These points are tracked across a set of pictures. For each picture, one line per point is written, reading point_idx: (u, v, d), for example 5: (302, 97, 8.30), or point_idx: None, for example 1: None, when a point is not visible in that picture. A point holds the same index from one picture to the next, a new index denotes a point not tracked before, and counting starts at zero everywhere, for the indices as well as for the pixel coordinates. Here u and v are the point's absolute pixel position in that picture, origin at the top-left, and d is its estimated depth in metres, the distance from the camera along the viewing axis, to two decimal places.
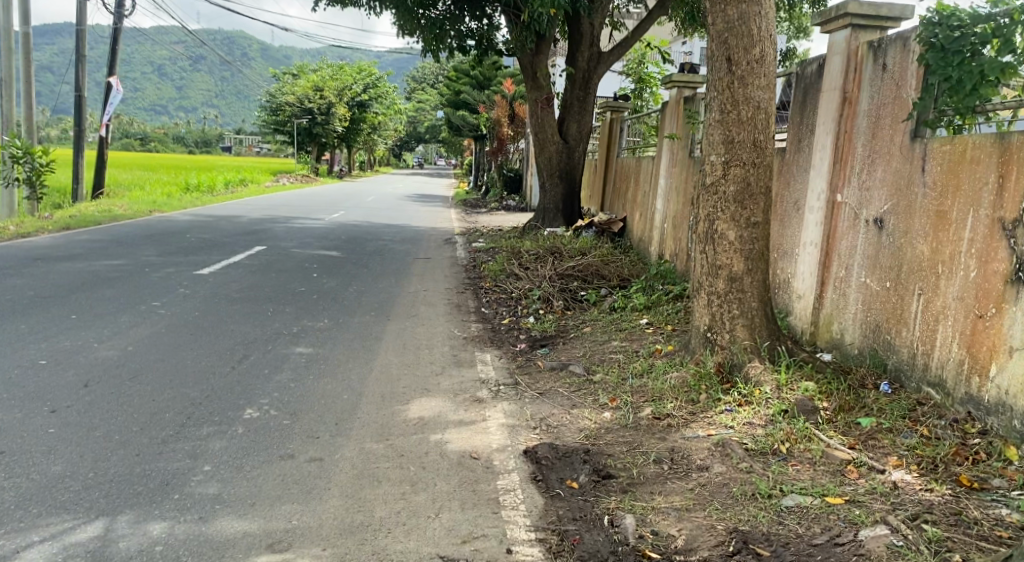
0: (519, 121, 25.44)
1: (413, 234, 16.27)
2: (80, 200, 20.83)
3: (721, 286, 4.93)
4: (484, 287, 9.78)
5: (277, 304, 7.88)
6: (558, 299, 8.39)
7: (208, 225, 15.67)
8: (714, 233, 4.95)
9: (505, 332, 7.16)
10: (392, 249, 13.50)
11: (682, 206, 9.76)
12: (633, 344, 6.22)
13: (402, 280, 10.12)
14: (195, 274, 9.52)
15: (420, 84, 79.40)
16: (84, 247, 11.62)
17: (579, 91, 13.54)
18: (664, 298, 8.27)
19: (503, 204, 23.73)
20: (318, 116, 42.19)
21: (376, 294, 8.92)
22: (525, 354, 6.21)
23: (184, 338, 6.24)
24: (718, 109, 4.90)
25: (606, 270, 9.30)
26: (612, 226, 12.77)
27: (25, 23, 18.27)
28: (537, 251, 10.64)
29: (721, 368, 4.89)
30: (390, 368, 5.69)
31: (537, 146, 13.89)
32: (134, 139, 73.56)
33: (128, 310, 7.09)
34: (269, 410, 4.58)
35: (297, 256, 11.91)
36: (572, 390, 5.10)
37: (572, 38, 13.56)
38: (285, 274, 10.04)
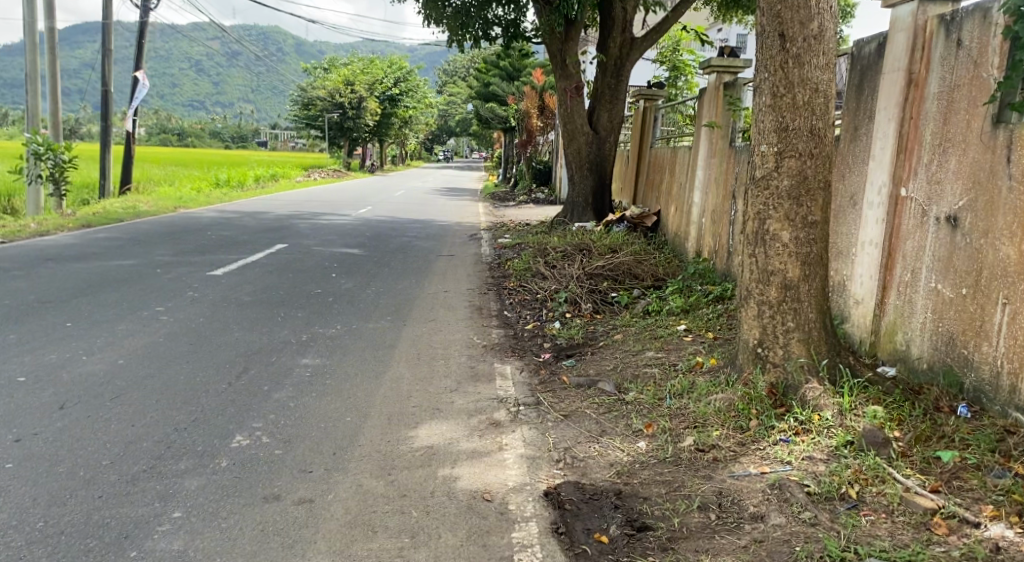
0: (549, 112, 24.96)
1: (438, 230, 15.75)
2: (106, 197, 20.61)
3: (774, 295, 4.34)
4: (508, 287, 9.22)
5: (288, 309, 7.39)
6: (587, 301, 7.80)
7: (229, 222, 15.27)
8: (766, 234, 4.34)
9: (528, 339, 6.60)
10: (415, 246, 12.99)
11: (722, 200, 9.11)
12: (669, 356, 5.62)
13: (424, 280, 9.59)
14: (207, 275, 9.07)
15: (452, 76, 78.99)
16: (100, 247, 11.26)
17: (610, 79, 12.91)
18: (702, 301, 7.66)
19: (532, 198, 23.16)
20: (349, 110, 41.95)
21: (393, 295, 8.40)
22: (549, 367, 5.63)
23: (182, 349, 5.77)
24: (770, 93, 4.28)
25: (639, 269, 8.69)
26: (645, 221, 12.15)
27: (49, 16, 18.00)
28: (564, 248, 10.05)
29: (773, 389, 4.30)
30: (400, 382, 5.17)
31: (566, 137, 13.29)
32: (170, 135, 74.07)
33: (127, 317, 6.63)
34: (261, 437, 4.09)
35: (317, 255, 11.44)
36: (601, 413, 4.52)
37: (603, 23, 12.90)
38: (302, 274, 9.56)
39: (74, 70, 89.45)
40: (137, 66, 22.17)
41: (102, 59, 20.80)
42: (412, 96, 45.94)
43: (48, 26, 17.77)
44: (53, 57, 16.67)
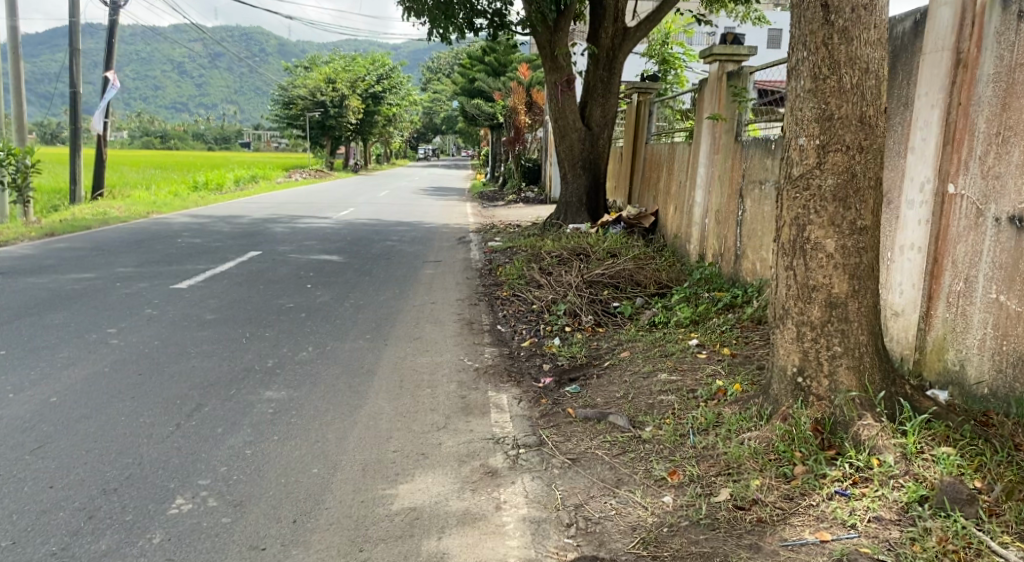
0: (537, 108, 24.29)
1: (423, 232, 15.02)
2: (77, 202, 19.75)
3: (817, 315, 3.65)
4: (500, 296, 8.55)
5: (256, 328, 6.68)
6: (587, 314, 7.16)
7: (202, 228, 14.47)
8: (806, 243, 3.66)
9: (524, 359, 5.92)
10: (399, 251, 12.28)
11: (729, 198, 8.53)
12: (686, 379, 4.95)
13: (408, 290, 8.89)
14: (171, 289, 8.33)
15: (436, 74, 78.19)
16: (59, 258, 10.49)
17: (602, 72, 12.25)
18: (713, 312, 7.06)
19: (520, 196, 22.50)
20: (331, 109, 41.08)
21: (373, 309, 7.71)
22: (548, 395, 4.94)
23: (128, 380, 5.06)
24: (808, 75, 3.61)
25: (641, 276, 8.09)
26: (643, 222, 11.50)
27: (12, 14, 17.11)
28: (559, 253, 9.40)
29: (818, 427, 3.60)
30: (379, 419, 4.49)
31: (557, 134, 12.61)
32: (150, 137, 72.88)
33: (72, 342, 5.90)
34: (207, 499, 3.41)
35: (293, 263, 10.70)
36: (614, 455, 3.82)
37: (594, 13, 12.23)
38: (275, 285, 8.83)
39: (51, 72, 87.96)
40: (108, 66, 21.26)
41: (70, 58, 19.86)
42: (395, 94, 45.17)
43: (9, 23, 16.87)
44: (15, 56, 15.77)
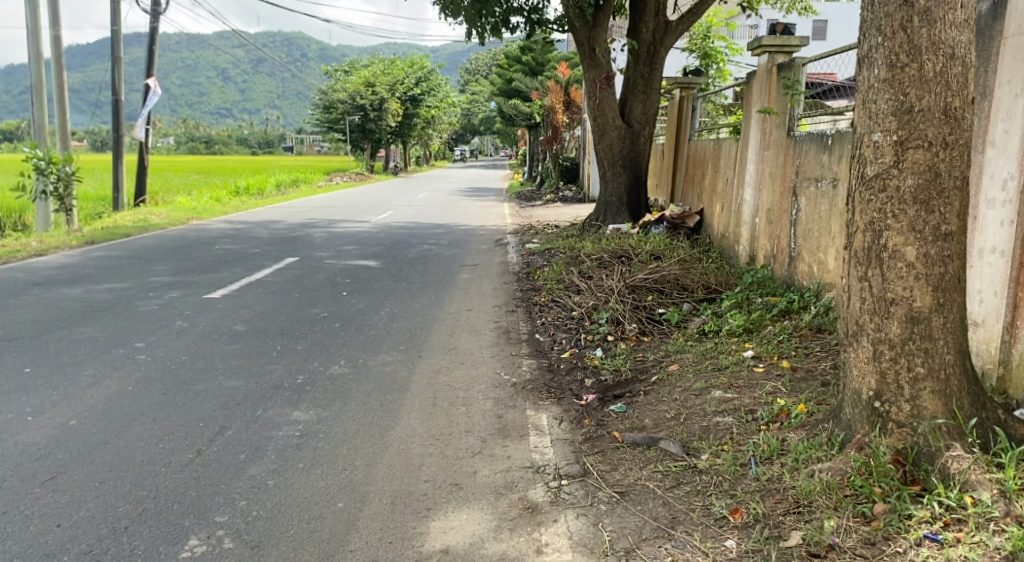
0: (576, 107, 23.91)
1: (461, 235, 14.74)
2: (120, 209, 19.86)
3: (896, 332, 3.25)
4: (539, 302, 8.21)
5: (287, 340, 6.44)
6: (631, 322, 6.79)
7: (240, 234, 14.36)
8: (883, 251, 3.25)
9: (566, 372, 5.58)
10: (436, 255, 12.01)
11: (782, 197, 8.11)
12: (744, 397, 4.60)
13: (444, 296, 8.60)
14: (203, 298, 8.14)
15: (474, 75, 78.01)
16: (96, 267, 10.41)
17: (643, 67, 11.84)
18: (766, 320, 6.66)
19: (559, 196, 22.13)
20: (370, 112, 41.11)
21: (408, 317, 7.43)
22: (592, 414, 4.61)
23: (151, 399, 4.83)
24: (883, 63, 3.21)
25: (688, 280, 7.71)
26: (688, 221, 11.06)
27: (54, 24, 17.23)
28: (599, 255, 9.03)
29: (900, 458, 3.21)
30: (410, 441, 4.18)
31: (597, 132, 12.23)
32: (195, 143, 73.96)
33: (99, 358, 5.70)
34: (223, 540, 3.17)
35: (328, 269, 10.48)
36: (668, 489, 3.51)
37: (634, 6, 11.84)
38: (309, 293, 8.61)
39: (98, 81, 89.72)
40: (149, 74, 21.36)
41: (112, 67, 19.96)
42: (433, 95, 45.10)
43: (52, 32, 16.97)
44: (57, 65, 15.84)
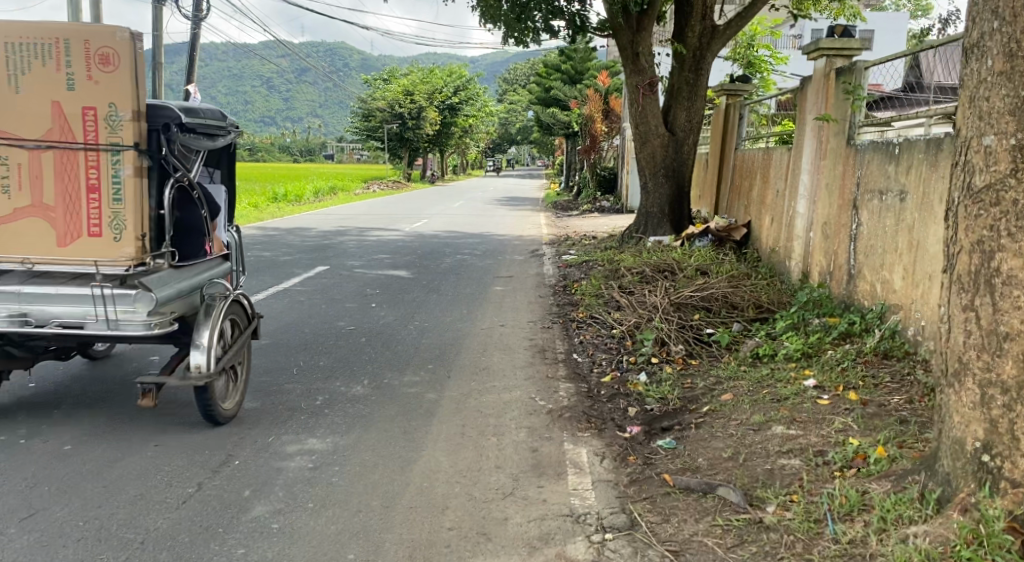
0: (615, 116, 23.43)
1: (496, 245, 14.30)
2: None
3: (1011, 372, 2.73)
4: (577, 318, 7.74)
5: (308, 358, 6.01)
6: (677, 343, 6.28)
7: (271, 241, 14.07)
8: (994, 275, 2.75)
9: (607, 399, 5.09)
10: (470, 266, 11.59)
11: (841, 210, 7.55)
12: (810, 435, 4.09)
13: (477, 310, 8.13)
14: None
15: (512, 84, 77.78)
16: None
17: (688, 73, 11.34)
18: (826, 344, 6.12)
19: (597, 206, 21.63)
20: (408, 120, 40.99)
21: (438, 333, 6.97)
22: (638, 449, 4.13)
23: (156, 421, 4.40)
24: (1001, 52, 2.72)
25: (737, 298, 7.19)
26: (734, 234, 10.51)
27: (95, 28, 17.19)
28: (641, 268, 8.53)
29: (1016, 525, 2.71)
30: (434, 479, 3.72)
31: (639, 140, 11.73)
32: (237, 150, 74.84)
33: (108, 372, 5.30)
34: None
35: (357, 279, 10.08)
36: (731, 549, 3.05)
37: (680, 10, 11.37)
38: (336, 305, 8.21)
39: None
40: (189, 79, 21.28)
41: (152, 72, 19.86)
42: (471, 104, 44.93)
43: None
44: None
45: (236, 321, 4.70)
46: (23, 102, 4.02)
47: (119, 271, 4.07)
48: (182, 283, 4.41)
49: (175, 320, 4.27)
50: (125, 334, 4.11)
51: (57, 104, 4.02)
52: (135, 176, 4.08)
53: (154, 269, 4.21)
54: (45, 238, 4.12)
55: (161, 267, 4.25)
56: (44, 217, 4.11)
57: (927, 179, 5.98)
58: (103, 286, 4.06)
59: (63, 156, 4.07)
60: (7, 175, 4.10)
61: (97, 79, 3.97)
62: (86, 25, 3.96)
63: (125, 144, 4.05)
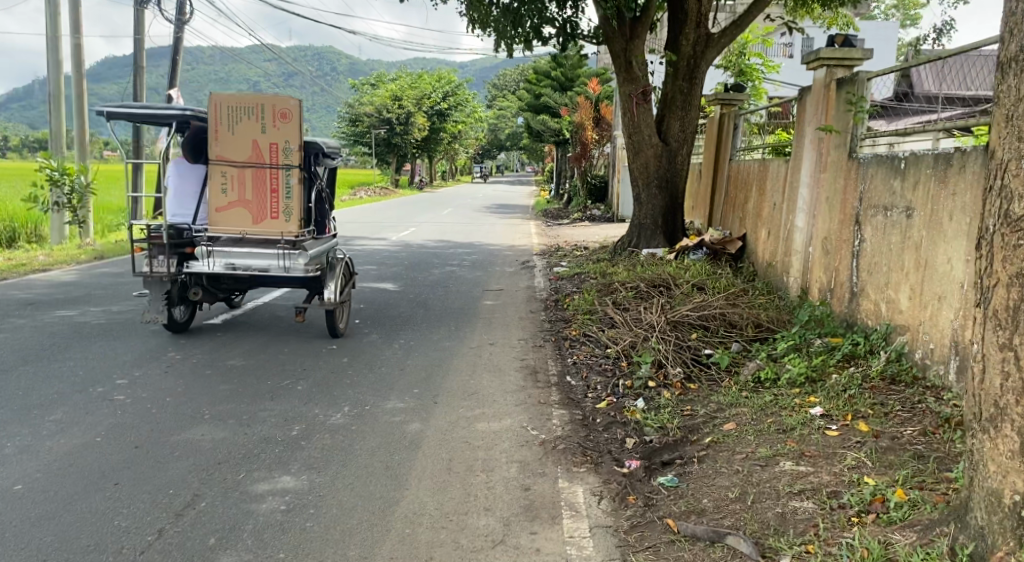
0: (605, 124, 23.22)
1: (485, 256, 14.02)
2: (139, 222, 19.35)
3: None
4: (569, 335, 7.46)
5: (287, 381, 5.70)
6: (675, 365, 6.01)
7: None
8: None
9: (603, 428, 4.82)
10: (459, 278, 11.30)
11: (842, 225, 7.32)
12: (821, 473, 3.85)
13: (466, 326, 7.85)
14: (202, 325, 7.45)
15: (503, 90, 77.67)
16: (97, 285, 9.77)
17: (682, 82, 11.12)
18: (830, 367, 5.87)
19: (587, 215, 21.39)
20: (397, 126, 40.64)
21: (425, 353, 6.68)
22: (637, 488, 3.88)
23: (119, 454, 4.08)
24: None
25: (735, 316, 6.93)
26: (729, 247, 10.28)
27: (76, 31, 16.80)
28: (635, 283, 8.26)
29: None
30: (418, 525, 3.46)
31: (631, 150, 11.48)
32: None
33: (70, 398, 4.98)
34: None
35: (342, 292, 9.78)
36: None
37: (674, 18, 11.16)
38: (318, 321, 7.90)
39: None
40: (172, 84, 20.89)
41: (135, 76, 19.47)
42: (461, 111, 44.70)
43: (73, 40, 16.48)
44: (76, 73, 15.34)
45: (346, 275, 7.17)
46: (235, 141, 6.54)
47: (292, 238, 6.60)
48: (319, 249, 6.90)
49: (320, 270, 6.75)
50: (290, 277, 6.53)
51: (255, 143, 6.56)
52: (299, 184, 6.59)
53: (303, 238, 6.66)
54: (240, 221, 6.61)
55: (307, 237, 6.73)
56: (242, 207, 6.60)
57: (935, 196, 5.76)
58: (282, 246, 6.52)
59: (256, 174, 6.59)
60: (224, 182, 6.58)
61: (280, 127, 6.51)
62: (272, 95, 6.48)
63: (294, 166, 6.58)
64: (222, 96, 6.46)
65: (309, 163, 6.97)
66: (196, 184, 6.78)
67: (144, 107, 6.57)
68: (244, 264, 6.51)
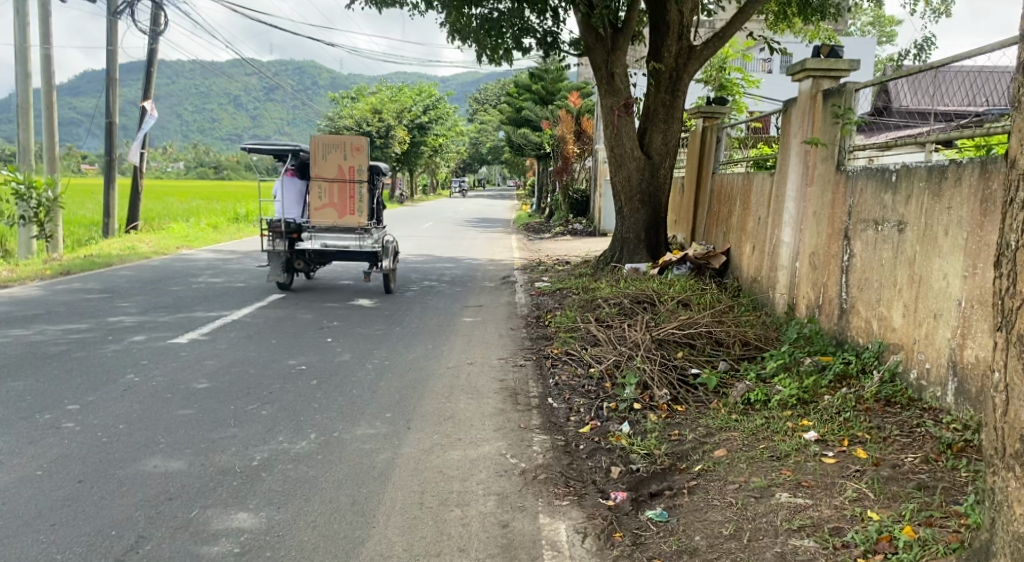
0: (586, 137, 23.06)
1: (465, 270, 13.73)
2: (110, 236, 18.87)
3: None
4: (549, 353, 7.19)
5: (251, 405, 5.38)
6: (661, 386, 5.74)
7: (227, 267, 13.35)
8: None
9: (587, 455, 4.56)
10: (437, 293, 11.01)
11: (830, 240, 7.12)
12: (821, 505, 3.64)
13: (442, 345, 7.56)
14: (167, 344, 7.11)
15: (484, 105, 77.65)
16: (59, 302, 9.37)
17: (664, 94, 10.94)
18: (822, 388, 5.63)
19: (569, 228, 21.15)
20: (376, 139, 39.88)
21: (398, 374, 6.37)
22: (626, 525, 3.66)
23: (64, 490, 3.77)
24: None
25: (721, 334, 6.69)
26: (713, 261, 10.08)
27: (45, 41, 16.38)
28: (618, 299, 8.00)
29: None
30: None
31: (613, 163, 11.26)
32: (205, 169, 73.57)
33: (15, 426, 4.64)
34: None
35: (316, 309, 9.44)
36: None
37: (656, 30, 11.00)
38: (290, 339, 7.58)
39: None
40: (146, 95, 20.45)
41: (107, 88, 19.03)
42: (441, 124, 44.50)
43: (42, 50, 16.07)
44: (46, 84, 14.95)
45: (393, 252, 10.38)
46: (324, 167, 9.89)
47: (365, 226, 9.95)
48: (377, 234, 10.18)
49: (380, 248, 10.05)
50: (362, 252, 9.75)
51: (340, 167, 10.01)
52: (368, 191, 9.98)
53: (372, 227, 10.01)
54: (329, 215, 9.96)
55: (371, 226, 10.02)
56: (331, 207, 9.96)
57: (928, 211, 5.57)
58: (359, 231, 9.82)
59: (341, 186, 9.96)
60: (321, 192, 9.95)
61: (355, 156, 9.98)
62: (351, 136, 9.98)
63: (365, 180, 9.97)
64: (320, 139, 9.91)
65: (371, 178, 10.47)
66: (299, 194, 10.10)
67: (266, 145, 9.88)
68: (336, 244, 9.82)
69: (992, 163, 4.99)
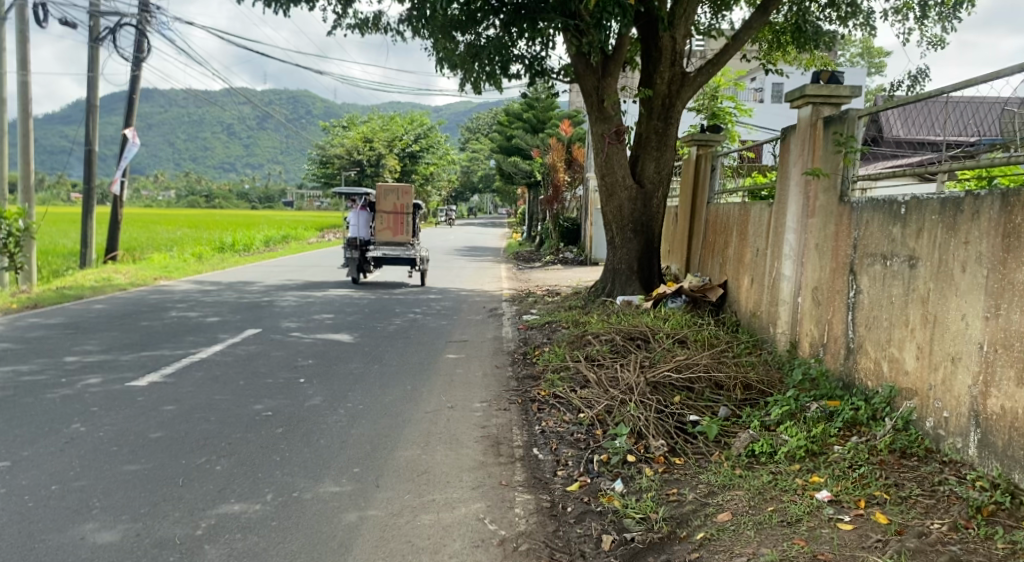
0: (578, 166, 22.80)
1: (451, 302, 13.27)
2: (87, 267, 18.33)
3: None
4: (537, 394, 6.72)
5: (204, 459, 4.89)
6: (657, 436, 5.28)
7: (204, 301, 12.86)
8: None
9: (577, 522, 4.13)
10: (421, 327, 10.55)
11: (833, 275, 6.71)
12: None
13: (422, 385, 7.09)
14: (123, 388, 6.63)
15: (475, 133, 77.70)
16: (18, 340, 8.87)
17: (656, 122, 10.60)
18: (831, 438, 5.20)
19: (559, 258, 20.76)
20: (368, 168, 40.12)
21: (372, 420, 5.89)
22: None
23: None
24: None
25: (720, 376, 6.24)
26: (709, 294, 9.67)
27: (23, 67, 15.95)
28: (609, 336, 7.55)
29: None
30: None
31: (604, 192, 10.88)
32: (196, 198, 73.20)
33: None
34: None
35: (291, 346, 8.96)
36: None
37: (648, 56, 10.68)
38: (260, 380, 7.10)
39: None
40: (128, 123, 19.98)
41: (87, 116, 18.56)
42: (432, 153, 44.29)
43: (19, 77, 15.63)
44: (21, 112, 14.51)
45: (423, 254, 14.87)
46: (385, 205, 14.45)
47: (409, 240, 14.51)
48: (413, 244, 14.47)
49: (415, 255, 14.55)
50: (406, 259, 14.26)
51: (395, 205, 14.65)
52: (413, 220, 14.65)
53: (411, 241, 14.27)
54: (387, 235, 14.60)
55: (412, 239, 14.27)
56: (388, 230, 14.62)
57: (942, 246, 5.17)
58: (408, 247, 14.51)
59: (396, 217, 14.60)
60: (383, 221, 14.63)
61: (404, 197, 14.46)
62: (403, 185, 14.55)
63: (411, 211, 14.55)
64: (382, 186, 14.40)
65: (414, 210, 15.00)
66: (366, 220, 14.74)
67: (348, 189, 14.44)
68: (392, 255, 14.51)
69: (1014, 195, 4.59)
